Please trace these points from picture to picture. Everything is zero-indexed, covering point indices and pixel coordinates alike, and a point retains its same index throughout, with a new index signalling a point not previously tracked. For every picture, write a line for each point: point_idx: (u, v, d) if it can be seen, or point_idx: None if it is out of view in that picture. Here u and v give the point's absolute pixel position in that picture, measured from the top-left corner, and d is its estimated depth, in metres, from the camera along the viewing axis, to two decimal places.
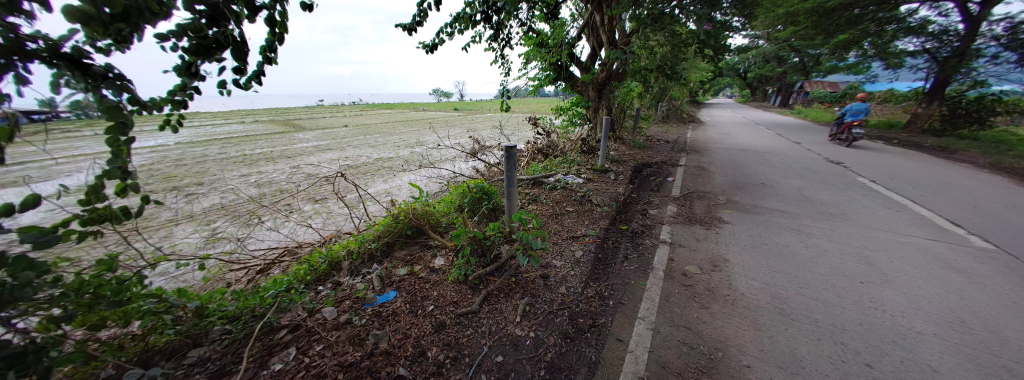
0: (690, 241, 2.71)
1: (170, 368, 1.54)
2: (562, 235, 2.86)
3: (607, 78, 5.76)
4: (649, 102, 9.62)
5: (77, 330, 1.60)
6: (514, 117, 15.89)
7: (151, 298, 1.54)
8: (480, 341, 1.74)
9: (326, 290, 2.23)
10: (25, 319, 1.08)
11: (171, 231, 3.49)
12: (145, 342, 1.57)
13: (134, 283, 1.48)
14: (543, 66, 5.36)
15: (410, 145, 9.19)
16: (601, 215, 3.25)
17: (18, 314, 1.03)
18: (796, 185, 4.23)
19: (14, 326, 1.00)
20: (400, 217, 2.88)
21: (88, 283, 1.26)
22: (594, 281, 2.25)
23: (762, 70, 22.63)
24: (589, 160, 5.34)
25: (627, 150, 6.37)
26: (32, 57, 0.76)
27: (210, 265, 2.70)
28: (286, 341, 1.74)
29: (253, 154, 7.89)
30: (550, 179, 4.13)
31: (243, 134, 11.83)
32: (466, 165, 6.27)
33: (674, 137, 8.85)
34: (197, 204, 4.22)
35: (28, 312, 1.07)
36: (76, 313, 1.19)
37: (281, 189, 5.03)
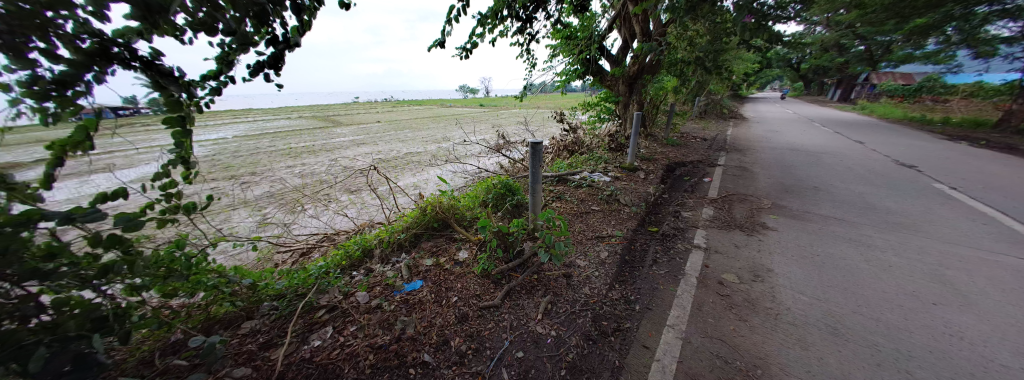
0: (729, 247, 2.52)
1: (228, 335, 1.73)
2: (587, 234, 2.79)
3: (639, 72, 5.51)
4: (686, 97, 9.10)
5: (155, 299, 1.82)
6: (541, 114, 15.74)
7: (213, 274, 1.72)
8: (502, 336, 1.75)
9: (359, 275, 2.35)
10: (112, 286, 1.23)
11: (229, 214, 3.86)
12: (209, 311, 1.77)
13: (198, 260, 1.65)
14: (571, 60, 5.23)
15: (437, 140, 9.41)
16: (630, 216, 3.12)
17: (107, 281, 1.19)
18: (855, 190, 3.80)
19: (103, 291, 1.15)
20: (428, 210, 2.99)
21: (165, 258, 1.44)
22: (620, 284, 2.18)
23: (817, 61, 20.54)
24: (617, 157, 5.15)
25: (659, 148, 6.08)
26: (114, 60, 0.87)
27: (262, 246, 2.97)
28: (324, 320, 1.85)
29: (299, 148, 8.53)
30: (575, 177, 4.05)
31: (290, 129, 12.85)
32: (491, 160, 6.33)
33: (712, 134, 8.28)
34: (251, 192, 4.63)
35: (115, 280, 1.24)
36: (152, 283, 1.35)
37: (321, 180, 5.38)
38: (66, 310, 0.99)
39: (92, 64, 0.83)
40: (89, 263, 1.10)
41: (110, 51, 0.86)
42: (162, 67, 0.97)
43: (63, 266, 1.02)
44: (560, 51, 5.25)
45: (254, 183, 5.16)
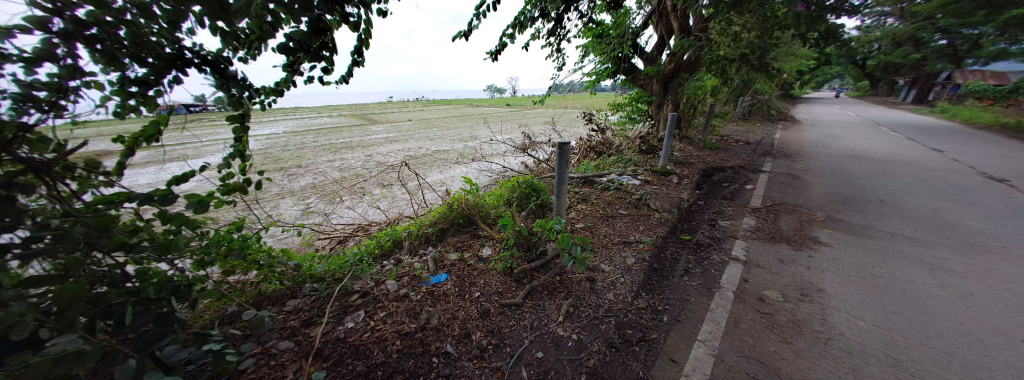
0: (772, 262, 2.32)
1: (274, 311, 1.90)
2: (613, 238, 2.71)
3: (675, 71, 5.25)
4: (727, 97, 8.51)
5: (216, 274, 2.05)
6: (569, 115, 15.49)
7: (265, 255, 1.90)
8: (523, 334, 1.75)
9: (390, 265, 2.46)
10: (183, 261, 1.40)
11: (277, 202, 4.22)
12: (259, 288, 1.96)
13: (253, 241, 1.83)
14: (601, 60, 5.07)
15: (465, 139, 9.59)
16: (661, 222, 2.98)
17: (179, 256, 1.36)
18: (929, 205, 3.34)
19: (175, 266, 1.31)
20: (454, 206, 3.06)
21: (228, 237, 1.62)
22: (647, 292, 2.09)
23: (886, 57, 18.31)
24: (648, 160, 4.94)
25: (695, 151, 5.75)
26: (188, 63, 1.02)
27: (304, 232, 3.22)
28: (357, 304, 1.96)
29: (338, 143, 9.11)
30: (602, 179, 3.96)
31: (330, 126, 13.75)
32: (517, 159, 6.35)
33: (755, 138, 7.69)
34: (296, 183, 5.02)
35: (186, 255, 1.41)
36: (216, 259, 1.53)
37: (357, 174, 5.71)
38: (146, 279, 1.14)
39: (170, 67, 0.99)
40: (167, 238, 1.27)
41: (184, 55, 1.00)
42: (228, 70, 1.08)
43: (145, 240, 1.19)
44: (590, 50, 5.13)
45: (299, 174, 5.59)
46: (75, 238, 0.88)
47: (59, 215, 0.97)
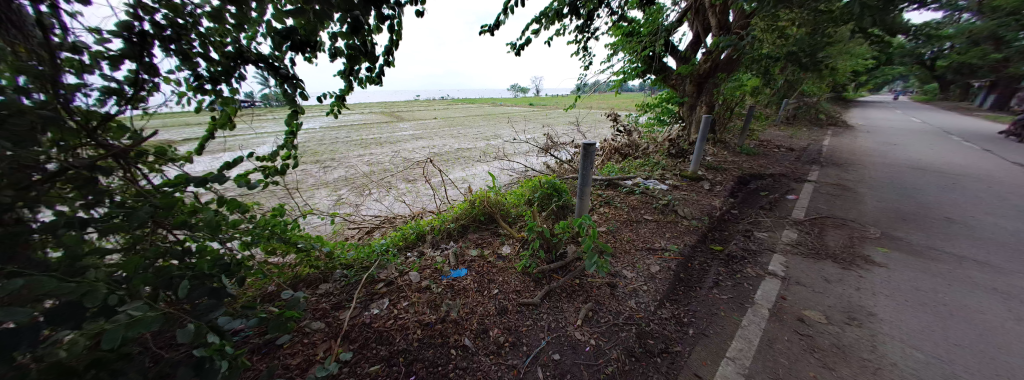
0: (815, 279, 2.14)
1: (308, 293, 2.04)
2: (636, 244, 2.63)
3: (710, 72, 4.98)
4: (768, 98, 7.94)
5: (259, 255, 2.23)
6: (594, 116, 15.16)
7: (303, 240, 2.04)
8: (540, 335, 1.75)
9: (413, 256, 2.54)
10: (232, 242, 1.54)
11: (312, 192, 4.48)
12: (295, 270, 2.12)
13: (293, 228, 1.97)
14: (631, 58, 4.91)
15: (487, 138, 9.66)
16: (688, 230, 2.85)
17: (230, 237, 1.50)
18: (1008, 226, 2.94)
19: (225, 245, 1.44)
20: (476, 203, 3.10)
21: (273, 222, 1.77)
22: (672, 302, 2.01)
23: (960, 56, 16.28)
24: (677, 163, 4.73)
25: (729, 156, 5.43)
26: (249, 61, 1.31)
27: (335, 222, 3.40)
28: (382, 292, 2.05)
29: (368, 139, 9.52)
30: (627, 182, 3.85)
31: (361, 123, 14.37)
32: (539, 160, 6.32)
33: (799, 144, 7.12)
34: (328, 175, 5.30)
35: (235, 237, 1.55)
36: (260, 242, 1.66)
37: (384, 168, 5.93)
38: (201, 257, 1.27)
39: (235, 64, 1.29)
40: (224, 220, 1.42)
41: (246, 54, 1.29)
42: (282, 70, 1.39)
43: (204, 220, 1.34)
44: (620, 48, 4.98)
45: (331, 167, 5.90)
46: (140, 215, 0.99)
47: (131, 195, 1.13)
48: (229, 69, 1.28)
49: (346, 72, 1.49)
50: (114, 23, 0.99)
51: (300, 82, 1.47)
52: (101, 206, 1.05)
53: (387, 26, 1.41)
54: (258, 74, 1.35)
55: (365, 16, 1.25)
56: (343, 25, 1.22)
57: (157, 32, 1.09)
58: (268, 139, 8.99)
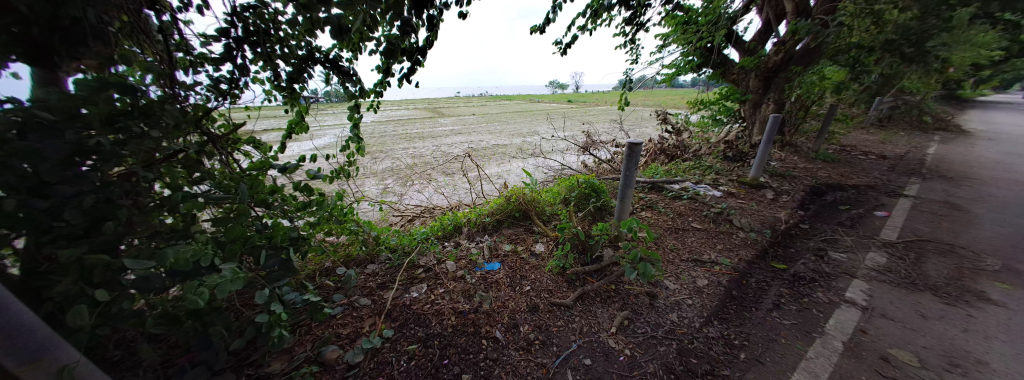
0: (907, 315, 1.80)
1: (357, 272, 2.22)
2: (682, 254, 2.45)
3: (780, 65, 4.42)
4: (854, 96, 6.82)
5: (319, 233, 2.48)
6: (639, 114, 14.32)
7: (355, 223, 2.23)
8: (570, 337, 1.71)
9: (450, 246, 2.64)
10: (300, 219, 1.73)
11: (363, 180, 4.87)
12: (347, 250, 2.32)
13: (347, 211, 2.16)
14: (685, 50, 4.54)
15: (524, 135, 9.63)
16: (745, 243, 2.58)
17: (298, 215, 1.69)
18: None
19: (293, 222, 1.62)
20: (512, 199, 3.11)
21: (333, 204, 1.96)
22: (720, 322, 1.83)
23: None
24: (733, 167, 4.30)
25: (797, 160, 4.80)
26: (316, 62, 1.45)
27: (382, 209, 3.67)
28: (421, 278, 2.16)
29: (413, 133, 10.05)
30: (673, 186, 3.61)
31: (407, 118, 15.21)
32: (578, 158, 6.16)
33: (894, 150, 6.04)
34: (377, 166, 5.72)
35: (302, 216, 1.74)
36: (320, 223, 1.84)
37: (426, 162, 6.22)
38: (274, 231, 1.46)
39: (306, 64, 1.43)
40: (292, 203, 1.62)
41: (314, 55, 1.43)
42: (344, 68, 1.51)
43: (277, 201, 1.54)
44: (672, 38, 4.63)
45: (380, 158, 6.36)
46: (234, 198, 1.20)
47: (227, 179, 1.35)
48: (301, 70, 1.42)
49: (384, 69, 1.57)
50: (215, 30, 1.18)
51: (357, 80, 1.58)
52: (204, 184, 1.25)
53: (431, 25, 1.46)
54: (324, 73, 1.49)
55: (411, 17, 1.30)
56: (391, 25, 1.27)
57: (245, 37, 1.27)
58: (329, 131, 9.93)
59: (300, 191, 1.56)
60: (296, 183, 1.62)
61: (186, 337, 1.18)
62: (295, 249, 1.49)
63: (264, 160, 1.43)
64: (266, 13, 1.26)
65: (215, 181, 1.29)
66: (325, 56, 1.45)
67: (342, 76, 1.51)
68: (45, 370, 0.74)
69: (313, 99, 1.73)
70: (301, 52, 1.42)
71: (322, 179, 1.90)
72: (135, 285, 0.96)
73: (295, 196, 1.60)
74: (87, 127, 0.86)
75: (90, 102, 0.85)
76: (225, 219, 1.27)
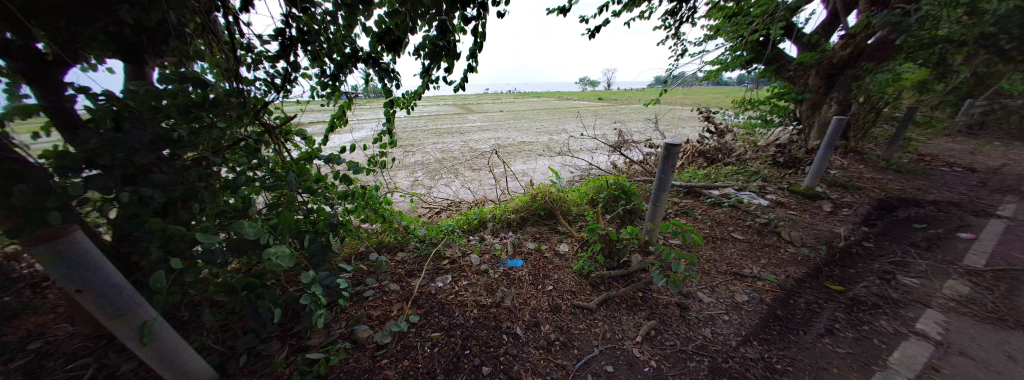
0: (996, 354, 1.54)
1: (388, 258, 2.33)
2: (719, 266, 2.30)
3: (846, 61, 3.96)
4: (937, 98, 5.95)
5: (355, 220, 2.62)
6: (676, 115, 13.54)
7: (388, 213, 2.33)
8: (593, 341, 1.66)
9: (475, 240, 2.67)
10: (340, 207, 1.84)
11: (395, 172, 5.08)
12: (380, 237, 2.44)
13: (382, 201, 2.26)
14: (734, 44, 4.21)
15: (552, 132, 9.52)
16: (795, 259, 2.36)
17: (339, 203, 1.80)
18: None
19: (334, 209, 1.72)
20: (538, 197, 3.09)
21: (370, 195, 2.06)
22: (759, 341, 1.69)
23: None
24: (781, 174, 3.95)
25: (858, 168, 4.30)
26: (360, 60, 1.51)
27: (411, 200, 3.80)
28: (447, 269, 2.21)
29: (443, 129, 10.30)
30: (712, 192, 3.39)
31: (438, 114, 15.60)
32: (607, 158, 5.97)
33: (984, 162, 5.21)
34: (408, 159, 5.94)
35: (342, 204, 1.85)
36: (357, 210, 1.95)
37: (454, 157, 6.35)
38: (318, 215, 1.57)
39: (351, 63, 1.50)
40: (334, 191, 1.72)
41: (358, 55, 1.49)
42: (384, 66, 1.56)
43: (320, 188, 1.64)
44: (719, 32, 4.32)
45: (411, 152, 6.58)
46: (283, 185, 1.29)
47: (279, 167, 1.46)
48: (346, 68, 1.49)
49: (427, 73, 1.60)
50: (273, 29, 1.27)
51: (396, 78, 1.63)
52: (260, 171, 1.36)
53: (473, 29, 1.45)
54: (366, 70, 1.55)
55: (450, 19, 1.31)
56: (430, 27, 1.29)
57: (298, 36, 1.35)
58: (366, 125, 10.45)
59: (340, 182, 1.64)
60: (338, 173, 1.71)
61: (240, 306, 1.31)
62: (334, 234, 1.58)
63: (309, 152, 1.51)
64: (316, 13, 1.33)
65: (268, 168, 1.40)
66: (368, 56, 1.50)
67: (382, 74, 1.57)
68: (127, 325, 0.95)
69: (355, 95, 1.81)
70: (346, 51, 1.49)
71: (360, 170, 1.99)
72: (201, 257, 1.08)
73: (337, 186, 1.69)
74: (167, 116, 0.97)
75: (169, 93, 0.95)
76: (277, 203, 1.37)
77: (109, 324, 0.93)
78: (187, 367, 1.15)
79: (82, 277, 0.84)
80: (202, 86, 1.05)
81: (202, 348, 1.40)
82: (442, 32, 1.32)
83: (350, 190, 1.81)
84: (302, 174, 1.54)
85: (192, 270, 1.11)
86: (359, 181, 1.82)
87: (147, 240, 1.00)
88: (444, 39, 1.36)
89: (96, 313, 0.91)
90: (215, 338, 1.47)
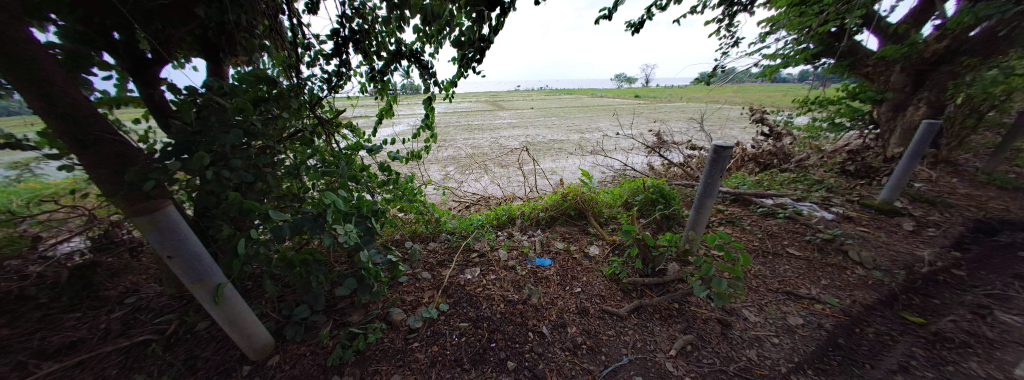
0: None
1: (422, 247, 2.42)
2: (770, 283, 2.11)
3: (941, 55, 3.38)
4: None
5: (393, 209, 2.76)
6: (724, 115, 12.50)
7: (422, 204, 2.41)
8: (621, 349, 1.60)
9: (504, 236, 2.67)
10: (381, 197, 1.94)
11: (429, 166, 5.25)
12: (414, 227, 2.53)
13: (418, 193, 2.34)
14: (797, 37, 3.78)
15: (585, 131, 9.26)
16: (863, 283, 2.08)
17: (380, 193, 1.90)
18: None
19: (375, 198, 1.82)
20: (568, 197, 3.02)
21: (408, 186, 2.15)
22: (813, 369, 1.51)
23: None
24: (848, 184, 3.50)
25: (949, 181, 3.69)
26: (404, 57, 1.57)
27: (443, 194, 3.91)
28: (475, 262, 2.24)
29: (475, 125, 10.46)
30: (765, 201, 3.14)
31: (471, 110, 15.86)
32: (643, 159, 5.70)
33: None
34: (441, 153, 6.11)
35: (383, 195, 1.95)
36: (395, 200, 2.04)
37: (485, 152, 6.42)
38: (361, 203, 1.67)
39: (395, 60, 1.56)
40: (376, 182, 1.82)
41: (403, 53, 1.55)
42: (425, 62, 1.61)
43: (365, 178, 1.75)
44: (781, 23, 3.90)
45: (445, 146, 6.78)
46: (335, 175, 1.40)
47: (331, 158, 1.57)
48: (391, 65, 1.55)
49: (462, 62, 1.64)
50: (329, 30, 1.37)
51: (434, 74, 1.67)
52: (315, 161, 1.48)
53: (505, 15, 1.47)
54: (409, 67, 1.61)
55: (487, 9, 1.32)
56: (468, 17, 1.32)
57: (351, 37, 1.44)
58: (403, 120, 10.92)
59: (382, 173, 1.74)
60: (380, 164, 1.80)
61: (294, 280, 1.44)
62: (375, 221, 1.67)
63: (356, 146, 1.60)
64: (364, 13, 1.40)
65: (320, 157, 1.51)
66: (411, 53, 1.56)
67: (422, 69, 1.62)
68: (204, 290, 1.08)
69: (396, 91, 1.89)
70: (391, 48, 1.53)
71: (400, 162, 2.08)
72: (267, 235, 1.20)
73: (379, 178, 1.79)
74: (242, 108, 1.08)
75: (244, 86, 1.06)
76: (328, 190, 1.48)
77: (192, 287, 1.06)
78: (251, 331, 1.29)
79: (174, 246, 0.97)
80: (272, 83, 1.15)
81: (262, 315, 1.56)
82: (477, 19, 1.34)
83: (391, 181, 1.90)
84: (349, 163, 1.64)
85: (256, 246, 1.23)
86: (398, 172, 1.90)
87: (223, 217, 1.13)
88: (480, 28, 1.39)
89: (182, 277, 1.04)
90: (272, 307, 1.63)
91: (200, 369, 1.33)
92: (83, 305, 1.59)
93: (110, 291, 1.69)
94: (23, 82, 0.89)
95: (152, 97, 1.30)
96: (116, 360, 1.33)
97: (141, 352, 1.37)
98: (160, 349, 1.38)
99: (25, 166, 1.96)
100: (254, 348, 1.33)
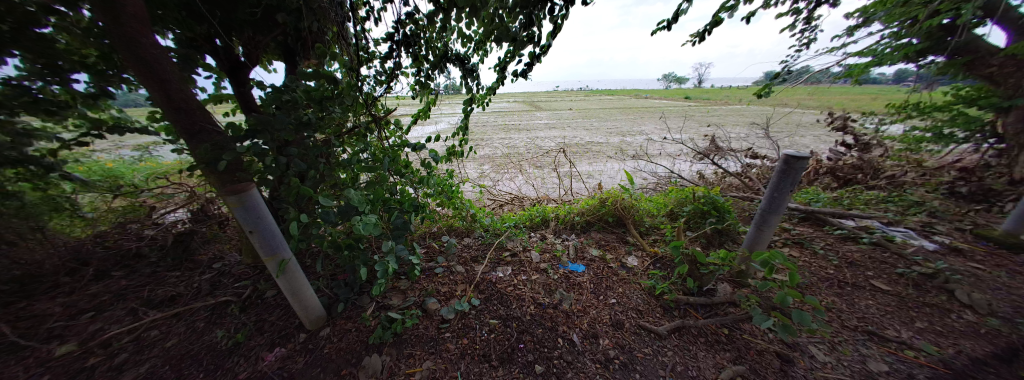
0: None
1: (457, 242, 2.46)
2: (847, 320, 1.82)
3: None
4: None
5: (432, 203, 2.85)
6: (790, 121, 11.11)
7: (460, 201, 2.46)
8: (658, 369, 1.48)
9: (536, 237, 2.63)
10: (422, 192, 2.01)
11: (466, 164, 5.36)
12: (450, 221, 2.59)
13: (456, 190, 2.39)
14: (897, 31, 3.21)
15: (626, 134, 8.83)
16: (975, 328, 1.71)
17: (421, 189, 1.97)
18: None
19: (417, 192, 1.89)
20: (607, 202, 2.89)
21: (448, 183, 2.21)
22: None
23: None
24: (954, 208, 2.91)
25: None
26: (449, 60, 1.60)
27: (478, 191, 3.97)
28: (508, 261, 2.23)
29: (513, 125, 10.50)
30: (843, 225, 2.72)
31: (509, 110, 15.94)
32: (691, 167, 5.28)
33: None
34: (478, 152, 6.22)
35: (424, 191, 2.01)
36: (435, 195, 2.10)
37: (521, 153, 6.41)
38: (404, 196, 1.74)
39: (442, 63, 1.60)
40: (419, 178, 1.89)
41: (449, 55, 1.58)
42: (468, 65, 1.63)
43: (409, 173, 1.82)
44: (874, 16, 3.36)
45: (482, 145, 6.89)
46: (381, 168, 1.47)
47: (381, 152, 1.65)
48: (438, 67, 1.59)
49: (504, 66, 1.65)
50: (385, 33, 1.43)
51: (477, 78, 1.69)
52: (366, 154, 1.56)
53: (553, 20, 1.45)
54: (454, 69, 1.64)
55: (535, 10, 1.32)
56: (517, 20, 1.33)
57: (404, 40, 1.50)
58: (443, 119, 11.31)
59: (424, 170, 1.79)
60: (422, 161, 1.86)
61: (344, 262, 1.54)
62: (416, 214, 1.73)
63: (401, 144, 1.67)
64: (417, 17, 1.45)
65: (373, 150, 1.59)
66: (458, 56, 1.59)
67: (466, 72, 1.64)
68: (275, 262, 1.19)
69: (440, 92, 1.94)
70: (439, 50, 1.57)
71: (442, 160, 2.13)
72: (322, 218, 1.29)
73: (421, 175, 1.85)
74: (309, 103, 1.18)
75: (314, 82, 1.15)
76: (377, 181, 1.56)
77: (267, 259, 1.18)
78: (309, 304, 1.41)
79: (256, 221, 1.08)
80: (333, 82, 1.23)
81: (316, 290, 1.69)
82: (526, 23, 1.35)
83: (432, 178, 1.96)
84: (396, 158, 1.70)
85: (314, 226, 1.33)
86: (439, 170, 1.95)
87: (291, 198, 1.24)
88: (527, 30, 1.38)
89: (259, 249, 1.15)
90: (325, 283, 1.77)
91: (266, 331, 1.47)
92: (181, 265, 1.87)
93: (202, 256, 1.95)
94: (149, 76, 1.04)
95: (243, 95, 1.47)
96: (203, 315, 1.53)
97: (222, 310, 1.56)
98: (237, 309, 1.56)
99: (145, 148, 2.35)
100: (310, 320, 1.45)
